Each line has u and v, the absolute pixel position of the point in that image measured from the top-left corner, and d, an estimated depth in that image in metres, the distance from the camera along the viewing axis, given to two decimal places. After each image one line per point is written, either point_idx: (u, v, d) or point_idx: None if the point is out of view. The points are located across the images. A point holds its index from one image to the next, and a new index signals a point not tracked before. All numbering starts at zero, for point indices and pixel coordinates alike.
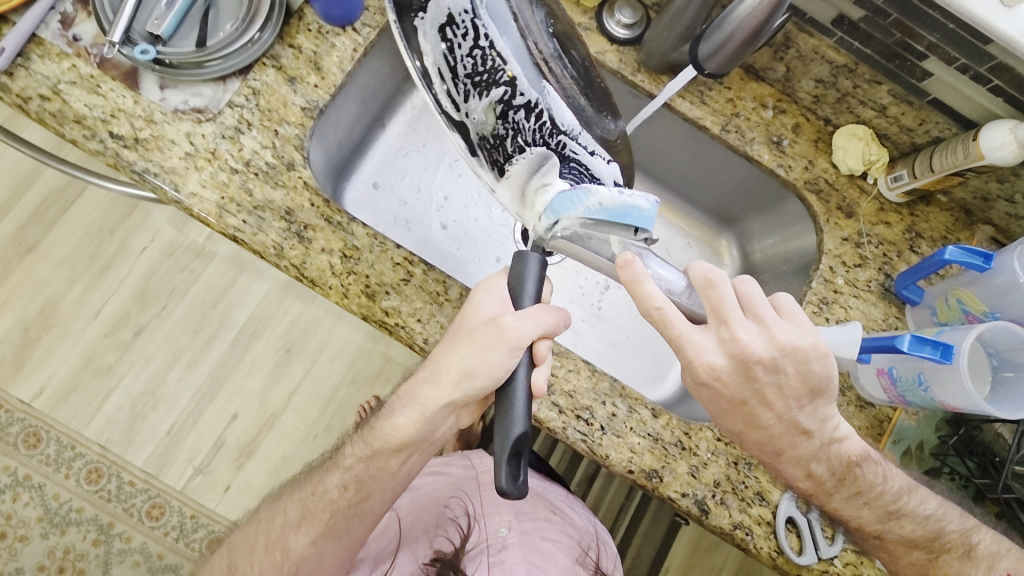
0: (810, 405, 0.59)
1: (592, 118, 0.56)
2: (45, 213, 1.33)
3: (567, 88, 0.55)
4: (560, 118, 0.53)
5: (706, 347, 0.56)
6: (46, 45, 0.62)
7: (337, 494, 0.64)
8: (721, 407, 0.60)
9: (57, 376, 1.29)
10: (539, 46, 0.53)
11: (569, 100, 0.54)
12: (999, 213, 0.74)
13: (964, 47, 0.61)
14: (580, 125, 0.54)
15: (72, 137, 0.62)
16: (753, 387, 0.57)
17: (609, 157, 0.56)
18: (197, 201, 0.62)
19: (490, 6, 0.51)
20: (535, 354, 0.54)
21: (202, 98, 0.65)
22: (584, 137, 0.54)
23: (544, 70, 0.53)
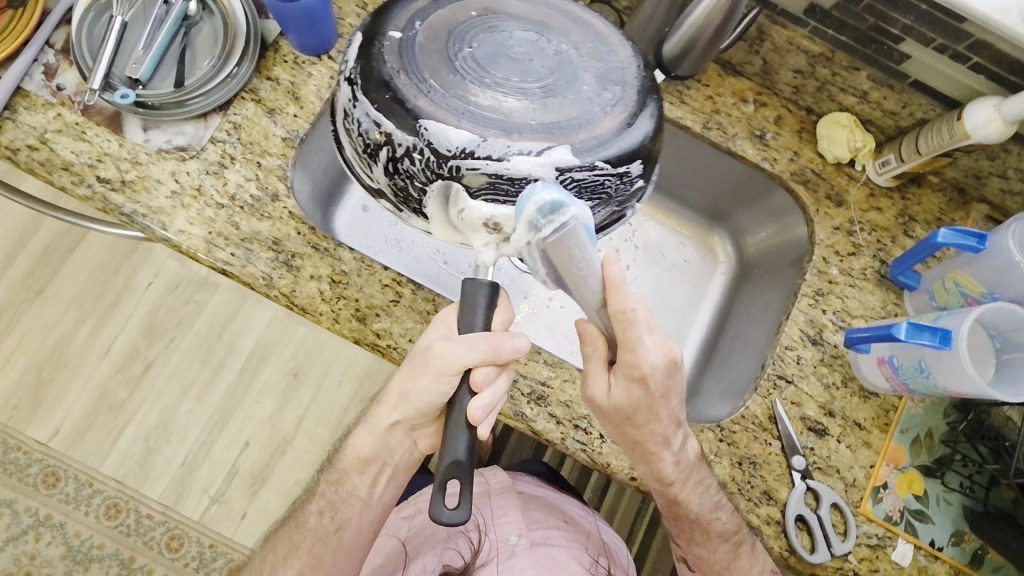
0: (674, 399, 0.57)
1: (521, 116, 0.49)
2: (51, 256, 1.36)
3: (480, 99, 0.49)
4: (451, 139, 0.47)
5: (653, 351, 0.51)
6: (31, 96, 0.64)
7: (315, 521, 0.66)
8: (624, 404, 0.55)
9: (72, 415, 1.31)
10: (433, 78, 0.49)
11: (475, 117, 0.48)
12: (993, 190, 0.72)
13: (939, 28, 0.60)
14: (483, 136, 0.47)
15: (61, 185, 0.64)
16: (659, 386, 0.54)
17: (548, 143, 0.48)
18: (186, 237, 0.63)
19: (364, 79, 0.50)
20: (472, 383, 0.53)
21: (185, 136, 0.66)
22: (490, 144, 0.47)
23: (431, 101, 0.48)
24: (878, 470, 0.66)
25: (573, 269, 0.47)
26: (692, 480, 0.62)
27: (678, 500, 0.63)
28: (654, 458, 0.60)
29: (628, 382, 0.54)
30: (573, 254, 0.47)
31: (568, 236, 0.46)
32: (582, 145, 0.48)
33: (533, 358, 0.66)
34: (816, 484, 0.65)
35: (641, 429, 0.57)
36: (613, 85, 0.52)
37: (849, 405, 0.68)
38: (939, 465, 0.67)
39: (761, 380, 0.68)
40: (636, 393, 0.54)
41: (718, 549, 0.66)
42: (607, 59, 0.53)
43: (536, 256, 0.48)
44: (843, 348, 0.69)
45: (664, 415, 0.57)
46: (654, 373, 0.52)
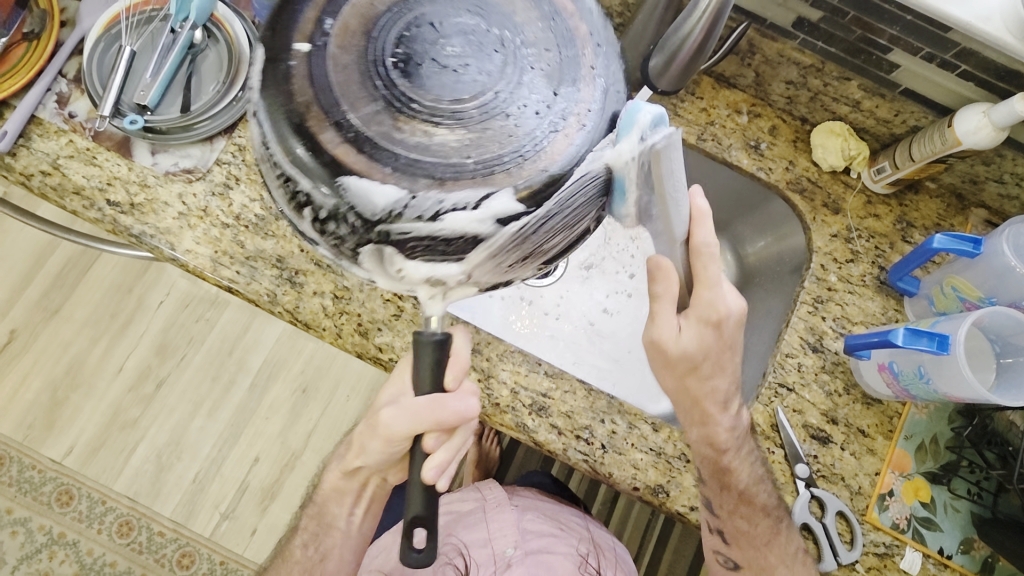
0: (723, 360, 0.60)
1: (450, 150, 0.46)
2: (66, 277, 1.39)
3: (408, 131, 0.46)
4: (379, 202, 0.45)
5: (731, 296, 0.58)
6: (44, 124, 0.66)
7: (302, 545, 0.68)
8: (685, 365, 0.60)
9: (86, 433, 1.33)
10: (355, 104, 0.47)
11: (400, 160, 0.45)
12: (991, 194, 0.72)
13: (926, 38, 0.61)
14: (412, 192, 0.45)
15: (73, 209, 0.66)
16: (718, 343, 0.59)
17: (488, 192, 0.45)
18: (193, 257, 0.65)
19: (276, 129, 0.47)
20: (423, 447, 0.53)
21: (191, 159, 0.67)
22: (420, 201, 0.45)
23: (352, 146, 0.46)
24: (883, 478, 0.66)
25: (667, 188, 0.50)
26: (743, 449, 0.63)
27: (730, 469, 0.62)
28: (711, 421, 0.62)
29: (699, 325, 0.58)
30: (670, 170, 0.48)
31: (670, 150, 0.47)
32: (528, 187, 0.45)
33: (534, 370, 0.66)
34: (820, 492, 0.65)
35: (704, 384, 0.61)
36: (563, 94, 0.48)
37: (852, 412, 0.68)
38: (945, 472, 0.67)
39: (762, 389, 0.68)
40: (708, 336, 0.58)
41: (760, 522, 0.63)
42: (558, 55, 0.49)
43: (634, 170, 0.47)
44: (843, 354, 0.69)
45: (727, 369, 0.61)
46: (728, 316, 0.58)
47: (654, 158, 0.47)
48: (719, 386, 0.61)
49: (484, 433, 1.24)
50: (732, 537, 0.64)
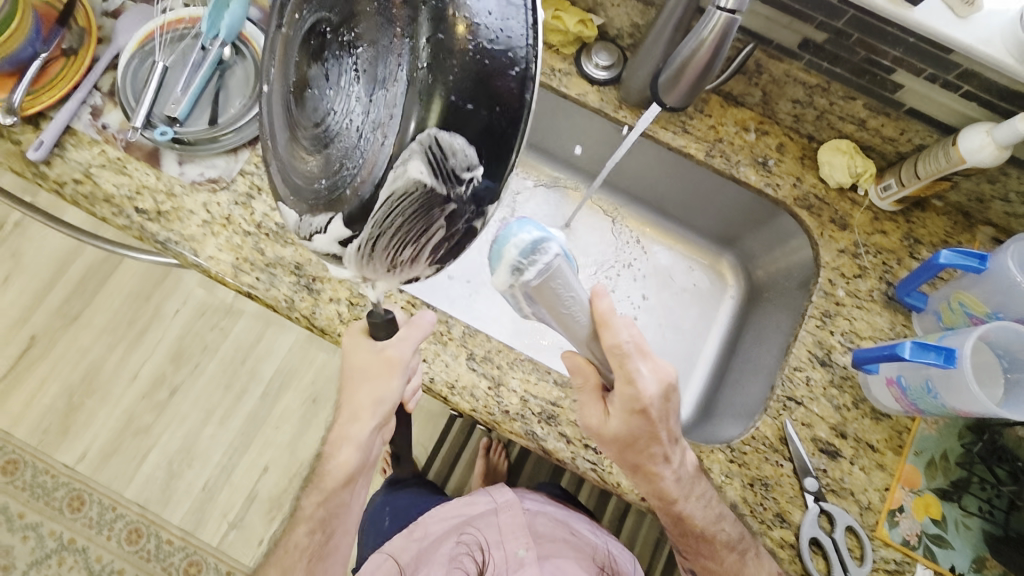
0: (661, 435, 0.58)
1: (316, 178, 0.41)
2: (87, 285, 1.42)
3: (298, 162, 0.43)
4: (290, 224, 0.43)
5: (651, 378, 0.55)
6: (79, 135, 0.70)
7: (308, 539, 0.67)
8: (625, 448, 0.58)
9: (99, 439, 1.35)
10: (274, 141, 0.46)
11: (295, 187, 0.43)
12: (997, 213, 0.73)
13: (929, 59, 0.63)
14: (298, 215, 0.42)
15: (102, 215, 0.69)
16: (647, 424, 0.56)
17: (325, 215, 0.39)
18: (215, 263, 0.67)
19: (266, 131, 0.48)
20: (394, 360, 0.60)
21: (217, 169, 0.70)
22: (301, 223, 0.42)
23: (281, 179, 0.45)
24: (893, 493, 0.66)
25: (556, 297, 0.47)
26: (694, 494, 0.61)
27: (684, 514, 0.62)
28: (655, 476, 0.60)
29: (625, 411, 0.56)
30: (557, 288, 0.47)
31: (552, 273, 0.45)
32: (347, 215, 0.38)
33: (543, 378, 0.67)
34: (829, 506, 0.64)
35: (642, 452, 0.58)
36: (383, 82, 0.38)
37: (861, 427, 0.68)
38: (955, 489, 0.66)
39: (770, 401, 0.69)
40: (636, 421, 0.56)
41: (726, 559, 0.63)
42: (383, 31, 0.38)
43: (518, 293, 0.46)
44: (851, 369, 0.70)
45: (664, 436, 0.58)
46: (653, 402, 0.55)
47: (534, 286, 0.45)
48: (670, 463, 0.59)
49: (492, 446, 1.25)
50: (703, 570, 0.67)
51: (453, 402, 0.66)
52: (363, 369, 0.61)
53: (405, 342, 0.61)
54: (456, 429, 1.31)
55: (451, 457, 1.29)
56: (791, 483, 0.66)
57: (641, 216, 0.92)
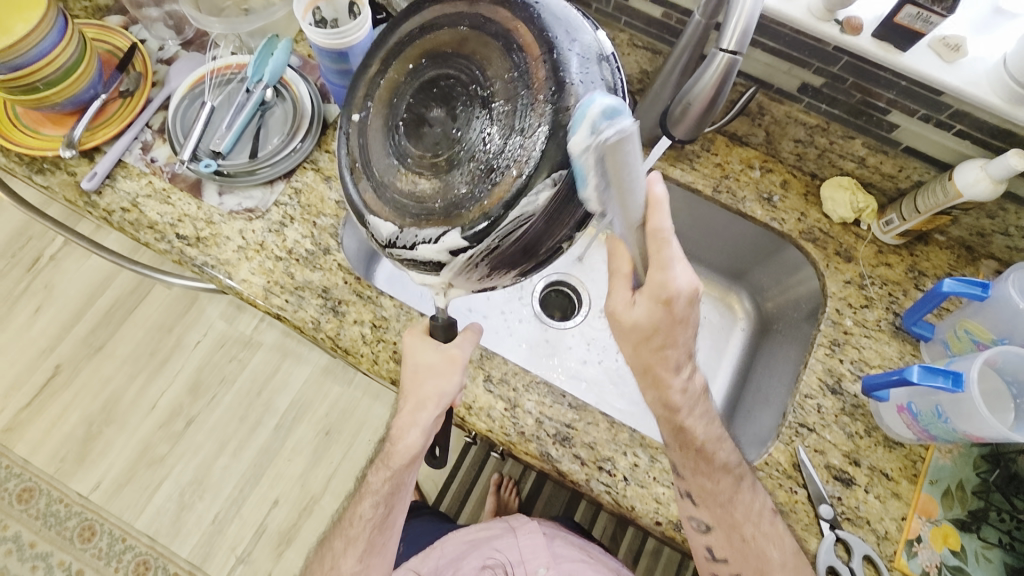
0: (677, 337, 0.57)
1: (430, 200, 0.49)
2: (113, 315, 1.47)
3: (404, 182, 0.51)
4: (383, 234, 0.51)
5: (681, 275, 0.53)
6: (129, 167, 0.75)
7: (370, 514, 0.69)
8: (636, 342, 0.58)
9: (114, 469, 1.36)
10: (370, 162, 0.54)
11: (400, 204, 0.51)
12: (999, 247, 0.76)
13: (920, 100, 0.67)
14: (401, 227, 0.50)
15: (145, 241, 0.73)
16: (665, 317, 0.55)
17: (441, 229, 0.48)
18: (247, 285, 0.71)
19: (362, 149, 0.55)
20: (452, 358, 0.63)
21: (253, 200, 0.75)
22: (404, 235, 0.50)
23: (375, 194, 0.53)
24: (910, 523, 0.65)
25: (624, 171, 0.43)
26: (698, 409, 0.63)
27: (683, 427, 0.63)
28: (664, 384, 0.61)
29: (651, 300, 0.54)
30: (628, 161, 0.42)
31: (630, 141, 0.41)
32: (471, 231, 0.46)
33: (558, 401, 0.69)
34: (845, 534, 0.64)
35: (657, 352, 0.59)
36: (518, 131, 0.45)
37: (875, 456, 0.68)
38: (973, 519, 0.66)
39: (783, 428, 0.70)
40: (659, 312, 0.55)
41: (722, 480, 0.63)
42: (517, 92, 0.46)
43: (591, 162, 0.41)
44: (863, 397, 0.70)
45: (680, 342, 0.58)
46: (679, 297, 0.53)
47: (610, 153, 0.41)
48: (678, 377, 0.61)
49: (503, 483, 1.26)
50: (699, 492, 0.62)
51: (470, 422, 0.68)
52: (421, 368, 0.63)
53: (464, 343, 0.64)
54: (468, 462, 1.31)
55: (463, 492, 1.29)
56: (806, 511, 0.66)
57: None
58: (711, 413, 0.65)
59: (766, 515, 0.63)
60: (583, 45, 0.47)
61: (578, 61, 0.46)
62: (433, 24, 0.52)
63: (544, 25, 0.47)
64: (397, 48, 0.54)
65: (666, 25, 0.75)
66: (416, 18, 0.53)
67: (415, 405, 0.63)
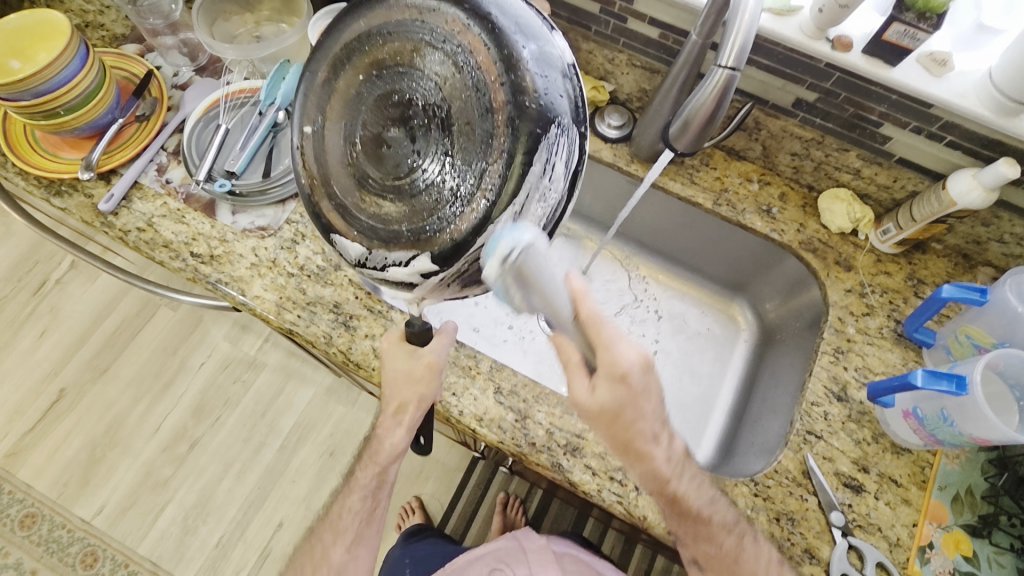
0: (645, 410, 0.54)
1: (394, 222, 0.46)
2: (118, 339, 1.47)
3: (366, 202, 0.47)
4: (352, 254, 0.48)
5: (628, 348, 0.52)
6: (144, 188, 0.77)
7: (359, 506, 0.70)
8: (602, 424, 0.55)
9: (117, 493, 1.35)
10: (330, 176, 0.49)
11: (363, 226, 0.47)
12: (995, 254, 0.77)
13: (911, 112, 0.69)
14: (369, 248, 0.47)
15: (160, 259, 0.75)
16: (626, 393, 0.53)
17: (411, 252, 0.45)
18: (260, 301, 0.73)
19: (319, 160, 0.49)
20: (428, 367, 0.64)
21: (266, 218, 0.77)
22: (374, 256, 0.47)
23: (339, 212, 0.48)
24: (921, 529, 0.65)
25: (537, 276, 0.44)
26: (686, 475, 0.59)
27: (679, 496, 0.58)
28: (647, 457, 0.56)
29: (608, 382, 0.53)
30: (539, 269, 0.43)
31: (537, 254, 0.42)
32: (441, 254, 0.44)
33: (567, 411, 0.69)
34: (857, 542, 0.64)
35: (630, 429, 0.55)
36: (482, 158, 0.43)
37: (884, 462, 0.69)
38: (984, 524, 0.66)
39: (790, 435, 0.70)
40: (619, 391, 0.53)
41: (725, 542, 0.59)
42: (480, 117, 0.43)
43: (509, 281, 0.43)
44: (868, 403, 0.71)
45: (649, 414, 0.54)
46: (634, 369, 0.52)
47: (519, 268, 0.42)
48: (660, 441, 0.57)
49: (510, 501, 1.25)
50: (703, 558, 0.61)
51: (480, 433, 0.69)
52: (401, 374, 0.64)
53: (438, 348, 0.65)
54: (473, 482, 1.30)
55: (470, 512, 1.28)
56: (818, 520, 0.66)
57: (654, 263, 0.98)
58: (701, 475, 0.61)
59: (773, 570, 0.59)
60: (547, 74, 0.43)
61: (538, 88, 0.42)
62: (381, 30, 0.46)
63: (504, 42, 0.42)
64: (343, 54, 0.47)
65: (663, 46, 0.77)
66: (360, 22, 0.47)
67: (397, 408, 0.65)
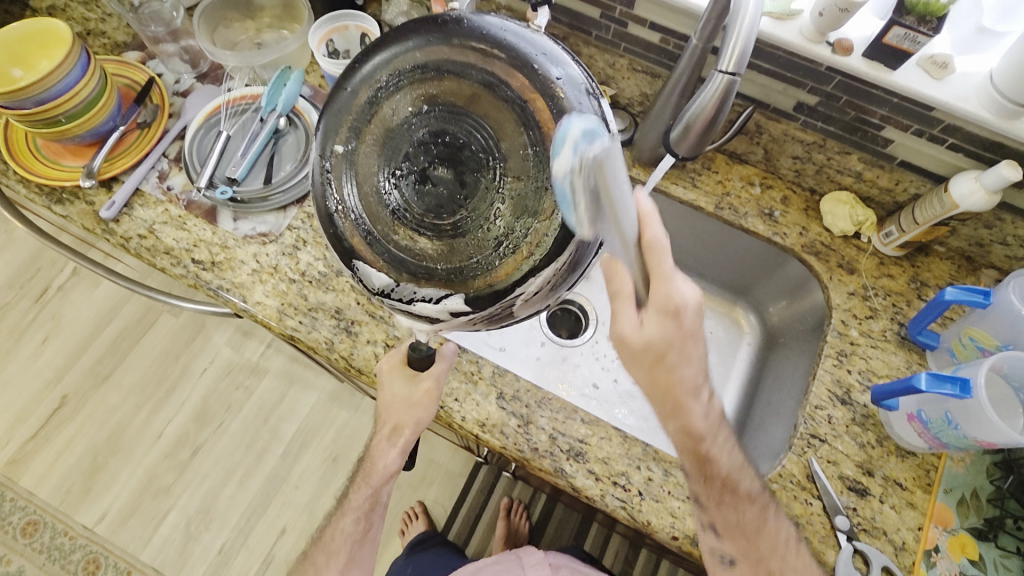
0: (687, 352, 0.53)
1: (430, 259, 0.46)
2: (119, 346, 1.47)
3: (401, 235, 0.47)
4: (375, 283, 0.48)
5: (685, 285, 0.51)
6: (145, 196, 0.77)
7: (351, 529, 0.69)
8: (641, 363, 0.54)
9: (119, 500, 1.35)
10: (363, 202, 0.48)
11: (395, 257, 0.47)
12: (998, 256, 0.77)
13: (912, 115, 0.69)
14: (396, 280, 0.48)
15: (162, 266, 0.75)
16: (676, 330, 0.52)
17: (443, 290, 0.46)
18: (262, 308, 0.73)
19: (351, 183, 0.48)
20: (428, 392, 0.64)
21: (267, 224, 0.77)
22: (401, 289, 0.48)
23: (368, 239, 0.48)
24: (927, 532, 0.65)
25: (613, 200, 0.42)
26: (720, 436, 0.58)
27: (708, 457, 0.58)
28: (684, 411, 0.56)
29: (662, 317, 0.51)
30: (617, 178, 0.41)
31: (613, 156, 0.40)
32: (475, 296, 0.45)
33: (570, 417, 0.69)
34: (862, 546, 0.63)
35: (673, 373, 0.54)
36: (530, 210, 0.43)
37: (889, 466, 0.68)
38: (990, 527, 0.66)
39: (795, 439, 0.70)
40: (670, 326, 0.52)
41: (747, 511, 0.59)
42: (532, 169, 0.43)
43: (580, 185, 0.40)
44: (873, 407, 0.71)
45: (692, 356, 0.54)
46: (687, 307, 0.51)
47: (597, 173, 0.39)
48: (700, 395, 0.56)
49: (513, 507, 1.25)
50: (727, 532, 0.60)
51: (483, 439, 0.69)
52: (399, 397, 0.65)
53: (438, 371, 0.65)
54: (477, 487, 1.30)
55: (472, 518, 1.28)
56: (823, 524, 0.65)
57: None
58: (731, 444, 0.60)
59: (790, 546, 0.59)
60: (581, 100, 0.43)
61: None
62: (442, 70, 0.45)
63: (568, 103, 0.42)
64: (394, 84, 0.46)
65: (664, 50, 0.78)
66: (417, 52, 0.46)
67: (392, 429, 0.66)
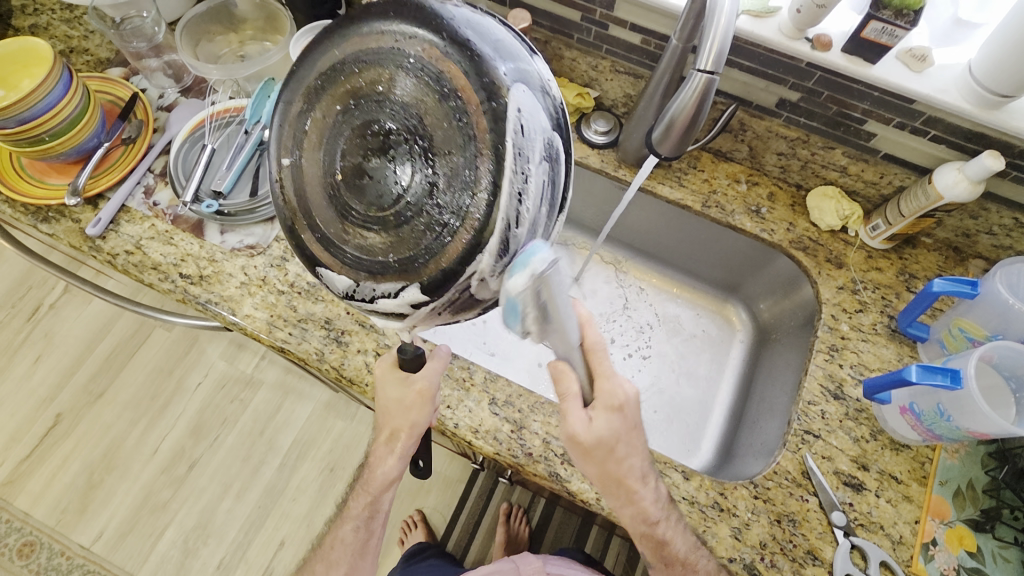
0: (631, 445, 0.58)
1: (381, 255, 0.45)
2: (114, 361, 1.47)
3: (353, 235, 0.46)
4: (340, 285, 0.48)
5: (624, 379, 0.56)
6: (131, 212, 0.77)
7: (351, 538, 0.69)
8: (592, 460, 0.57)
9: (116, 518, 1.34)
10: (314, 210, 0.47)
11: (351, 259, 0.47)
12: (985, 246, 0.78)
13: (893, 108, 0.70)
14: (357, 280, 0.47)
15: (149, 281, 0.74)
16: (620, 423, 0.56)
17: (399, 283, 0.45)
18: (251, 320, 0.72)
19: (301, 192, 0.48)
20: (421, 394, 0.64)
21: (254, 236, 0.77)
22: (363, 288, 0.47)
23: (324, 245, 0.47)
24: (923, 526, 0.65)
25: (554, 305, 0.45)
26: (673, 518, 0.61)
27: (665, 542, 0.60)
28: (635, 496, 0.59)
29: (608, 413, 0.55)
30: (556, 293, 0.44)
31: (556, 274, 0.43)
32: (428, 284, 0.43)
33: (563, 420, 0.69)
34: (860, 541, 0.63)
35: (622, 464, 0.58)
36: (466, 184, 0.41)
37: (883, 460, 0.68)
38: (987, 518, 0.66)
39: (788, 436, 0.70)
40: (615, 421, 0.56)
41: None
42: (461, 144, 0.41)
43: (531, 299, 0.42)
44: (865, 400, 0.71)
45: (637, 446, 0.58)
46: (629, 401, 0.56)
47: (543, 286, 0.42)
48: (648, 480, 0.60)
49: (512, 512, 1.25)
50: None
51: (477, 445, 0.68)
52: (392, 402, 0.64)
53: (431, 374, 0.64)
54: (476, 493, 1.29)
55: (472, 524, 1.27)
56: (820, 520, 0.65)
57: (648, 270, 0.98)
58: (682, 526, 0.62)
59: None
60: (508, 71, 0.41)
61: (519, 109, 0.40)
62: (357, 60, 0.44)
63: (482, 67, 0.41)
64: (319, 85, 0.46)
65: (646, 51, 0.78)
66: (335, 51, 0.45)
67: (390, 435, 0.65)
